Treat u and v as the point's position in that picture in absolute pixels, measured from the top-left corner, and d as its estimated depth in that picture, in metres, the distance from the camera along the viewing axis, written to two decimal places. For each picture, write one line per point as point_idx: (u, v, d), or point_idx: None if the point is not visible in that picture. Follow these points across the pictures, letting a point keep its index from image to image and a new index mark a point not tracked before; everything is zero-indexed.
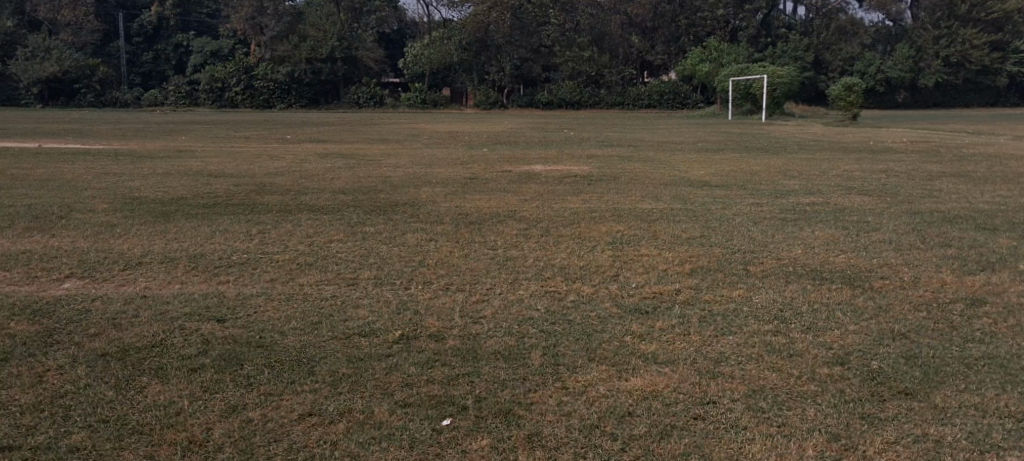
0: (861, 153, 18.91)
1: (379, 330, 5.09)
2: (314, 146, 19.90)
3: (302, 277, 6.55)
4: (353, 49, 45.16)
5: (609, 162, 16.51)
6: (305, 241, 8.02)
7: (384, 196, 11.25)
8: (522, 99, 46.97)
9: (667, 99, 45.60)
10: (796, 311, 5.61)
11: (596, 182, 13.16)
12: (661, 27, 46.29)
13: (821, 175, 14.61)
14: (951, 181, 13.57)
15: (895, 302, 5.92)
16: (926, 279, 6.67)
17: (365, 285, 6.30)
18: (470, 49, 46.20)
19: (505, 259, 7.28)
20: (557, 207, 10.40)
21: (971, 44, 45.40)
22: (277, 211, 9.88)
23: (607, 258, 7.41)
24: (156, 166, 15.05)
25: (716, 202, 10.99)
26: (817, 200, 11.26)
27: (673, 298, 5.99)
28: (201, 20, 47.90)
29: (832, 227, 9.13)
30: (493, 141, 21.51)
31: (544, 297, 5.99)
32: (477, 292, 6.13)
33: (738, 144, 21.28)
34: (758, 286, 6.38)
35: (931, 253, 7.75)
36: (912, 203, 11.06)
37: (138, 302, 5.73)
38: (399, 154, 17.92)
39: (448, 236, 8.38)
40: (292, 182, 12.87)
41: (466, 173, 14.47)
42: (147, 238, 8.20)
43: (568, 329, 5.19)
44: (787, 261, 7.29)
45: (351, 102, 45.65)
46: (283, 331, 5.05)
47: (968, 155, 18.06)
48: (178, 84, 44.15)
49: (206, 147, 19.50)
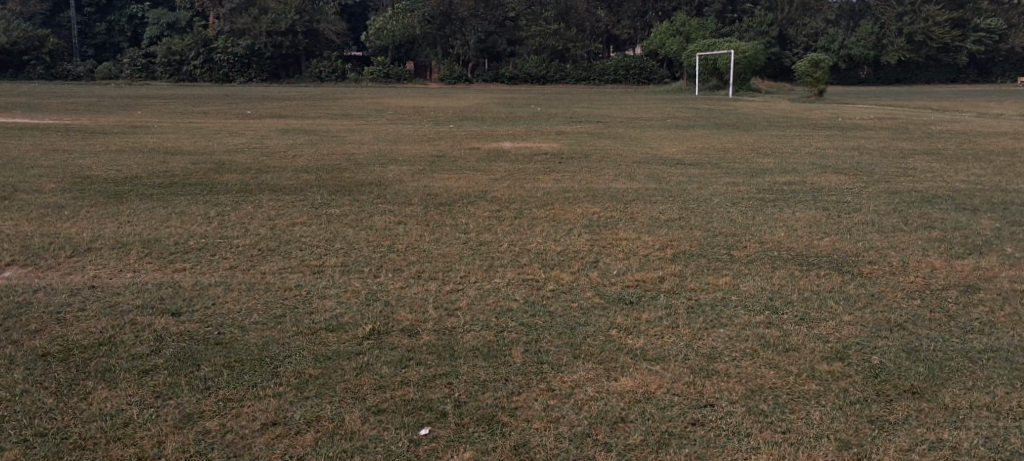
0: (831, 129, 18.77)
1: (347, 324, 4.75)
2: (276, 122, 19.35)
3: (264, 265, 6.16)
4: (314, 22, 44.30)
5: (578, 139, 16.18)
6: (267, 224, 7.62)
7: (349, 175, 10.84)
8: (487, 74, 46.10)
9: (633, 73, 45.44)
10: (786, 300, 5.36)
11: (567, 160, 12.83)
12: (627, 2, 46.47)
13: (793, 152, 14.40)
14: (924, 160, 13.42)
15: (888, 289, 5.69)
16: (915, 263, 6.45)
17: (332, 273, 5.93)
18: (434, 21, 45.06)
19: (479, 244, 6.94)
20: (529, 187, 10.07)
21: (933, 22, 45.71)
22: (236, 192, 9.44)
23: (585, 242, 7.10)
24: (108, 143, 14.44)
25: (691, 182, 10.73)
26: (793, 180, 11.04)
27: (657, 286, 5.70)
28: None
29: (812, 208, 8.91)
30: (460, 117, 21.13)
31: (522, 286, 5.67)
32: (451, 281, 5.80)
33: (707, 120, 21.06)
34: (743, 272, 6.12)
35: (916, 235, 7.54)
36: (889, 182, 10.90)
37: (84, 294, 5.32)
38: (363, 131, 17.44)
39: (418, 219, 8.02)
40: (253, 160, 12.39)
41: (433, 150, 14.09)
42: (96, 221, 7.74)
43: (550, 322, 4.89)
44: (771, 245, 7.04)
45: (312, 76, 44.81)
46: (242, 326, 4.69)
47: (936, 133, 17.96)
48: (133, 57, 43.01)
49: (163, 122, 18.88)
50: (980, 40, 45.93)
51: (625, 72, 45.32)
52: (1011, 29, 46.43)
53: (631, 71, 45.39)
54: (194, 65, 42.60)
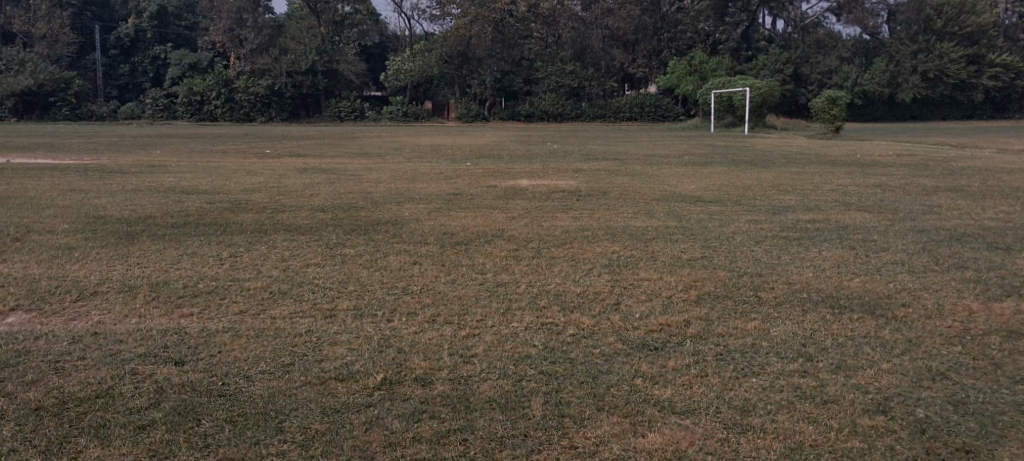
0: (850, 166, 18.47)
1: (357, 373, 4.53)
2: (293, 160, 19.29)
3: (274, 309, 5.94)
4: (334, 63, 44.61)
5: (596, 176, 15.95)
6: (280, 266, 7.43)
7: (366, 214, 10.68)
8: (504, 112, 46.47)
9: (648, 111, 45.36)
10: (821, 347, 5.09)
11: (585, 198, 12.66)
12: (643, 42, 45.75)
13: (814, 189, 14.13)
14: (949, 197, 13.14)
15: (926, 334, 5.39)
16: (951, 306, 6.15)
17: (344, 318, 5.71)
18: (452, 61, 45.41)
19: (495, 286, 6.71)
20: (547, 224, 9.86)
21: (948, 58, 45.05)
22: (251, 232, 9.27)
23: (606, 283, 6.85)
24: (125, 183, 14.33)
25: (711, 219, 10.47)
26: (816, 217, 10.78)
27: (682, 331, 5.43)
28: (179, 32, 46.96)
29: (838, 247, 8.63)
30: (477, 155, 21.02)
31: (541, 331, 5.42)
32: (468, 325, 5.56)
33: (725, 157, 20.82)
34: (772, 316, 5.84)
35: (948, 276, 7.24)
36: (915, 220, 10.61)
37: (87, 340, 5.12)
38: (381, 169, 17.30)
39: (434, 259, 7.81)
40: (269, 199, 12.27)
41: (450, 188, 13.91)
42: (106, 263, 7.58)
43: (571, 370, 4.64)
44: (799, 287, 6.77)
45: (332, 115, 45.15)
46: (248, 376, 4.48)
47: (958, 169, 17.62)
48: (155, 98, 43.41)
49: (182, 161, 18.85)
50: (996, 76, 45.62)
51: (640, 109, 45.12)
52: None
53: (647, 109, 45.23)
54: (215, 105, 42.95)
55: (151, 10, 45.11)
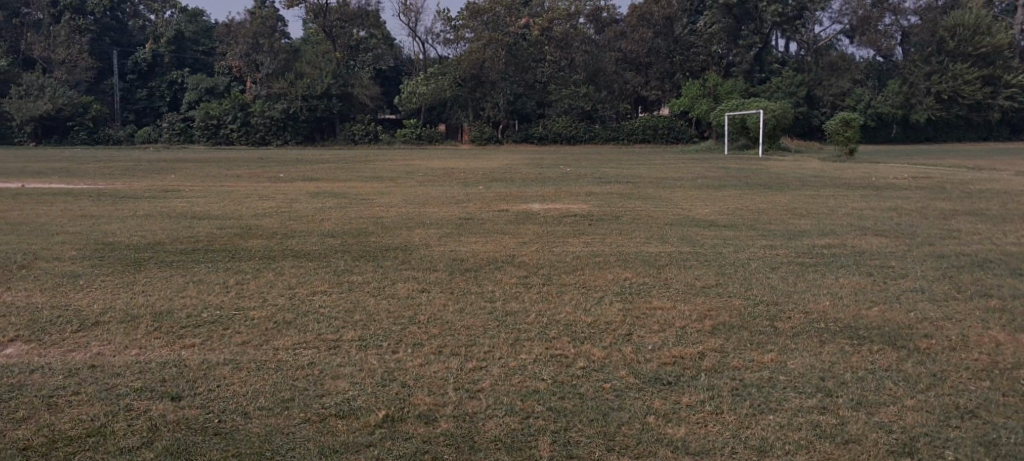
0: (866, 189, 18.25)
1: (358, 408, 4.41)
2: (305, 184, 19.23)
3: (276, 340, 5.80)
4: (349, 86, 44.81)
5: (609, 200, 15.79)
6: (285, 294, 7.29)
7: (376, 240, 10.55)
8: (517, 134, 46.46)
9: (661, 134, 45.28)
10: (841, 381, 4.92)
11: (597, 222, 12.51)
12: (655, 63, 46.14)
13: (830, 213, 13.94)
14: (968, 220, 12.93)
15: (951, 368, 5.20)
16: (976, 338, 5.95)
17: (348, 349, 5.55)
18: (466, 84, 45.56)
19: (504, 315, 6.55)
20: (557, 250, 9.71)
21: (962, 80, 44.85)
22: (258, 258, 9.13)
23: (618, 312, 6.66)
24: (137, 208, 14.27)
25: (725, 245, 10.28)
26: (832, 242, 10.58)
27: (696, 364, 5.25)
28: (196, 57, 47.11)
29: (856, 273, 8.44)
30: (490, 178, 20.91)
31: (550, 363, 5.26)
32: (475, 357, 5.39)
33: (739, 180, 20.64)
34: (790, 348, 5.65)
35: (972, 304, 7.05)
36: (935, 245, 10.41)
37: (84, 374, 5.00)
38: (393, 193, 17.22)
39: (442, 287, 7.66)
40: (279, 224, 12.16)
41: (461, 213, 13.80)
42: (109, 290, 7.47)
43: (580, 406, 4.47)
44: (817, 316, 6.56)
45: (346, 139, 45.28)
46: (246, 412, 4.37)
47: (976, 192, 17.37)
48: (172, 122, 43.57)
49: (194, 186, 18.79)
50: (1012, 97, 45.31)
51: (653, 131, 45.08)
52: None
53: (660, 131, 45.15)
54: (231, 129, 43.11)
55: (168, 35, 45.44)
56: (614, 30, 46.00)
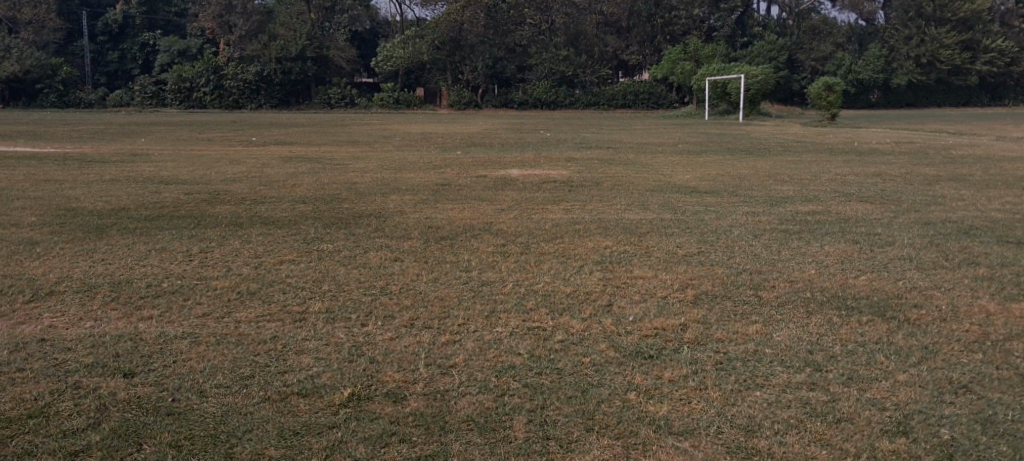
0: (849, 155, 18.08)
1: (322, 386, 4.19)
2: (278, 149, 18.85)
3: (239, 312, 5.53)
4: (324, 49, 44.02)
5: (589, 166, 15.51)
6: (251, 263, 7.00)
7: (348, 206, 10.26)
8: (496, 99, 45.68)
9: (641, 99, 45.01)
10: (829, 354, 4.72)
11: (577, 188, 12.26)
12: (637, 27, 45.73)
13: (813, 179, 13.76)
14: (952, 186, 12.79)
15: (941, 340, 5.03)
16: (966, 308, 5.77)
17: (315, 322, 5.29)
18: (444, 48, 44.81)
19: (480, 285, 6.30)
20: (536, 217, 9.45)
21: (942, 44, 44.78)
22: (225, 226, 8.82)
23: (597, 282, 6.43)
24: (104, 173, 13.89)
25: (708, 212, 10.07)
26: (816, 209, 10.39)
27: (679, 336, 5.02)
28: (167, 19, 46.48)
29: (841, 240, 8.26)
30: (468, 143, 20.58)
31: (527, 337, 5.04)
32: (448, 331, 5.15)
33: (720, 145, 20.42)
34: (775, 319, 5.44)
35: (961, 273, 6.88)
36: (920, 211, 10.24)
37: (30, 348, 4.71)
38: (368, 158, 16.85)
39: (415, 255, 7.40)
40: (249, 190, 11.83)
41: (438, 178, 13.51)
42: (68, 259, 7.15)
43: (558, 382, 4.24)
44: (802, 285, 6.37)
45: (321, 102, 44.62)
46: (202, 391, 4.13)
47: (959, 158, 17.23)
48: (143, 85, 42.65)
49: (165, 150, 18.36)
50: (991, 62, 45.33)
51: (633, 97, 44.82)
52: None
53: (640, 97, 44.89)
54: (204, 92, 42.30)
55: None
56: None
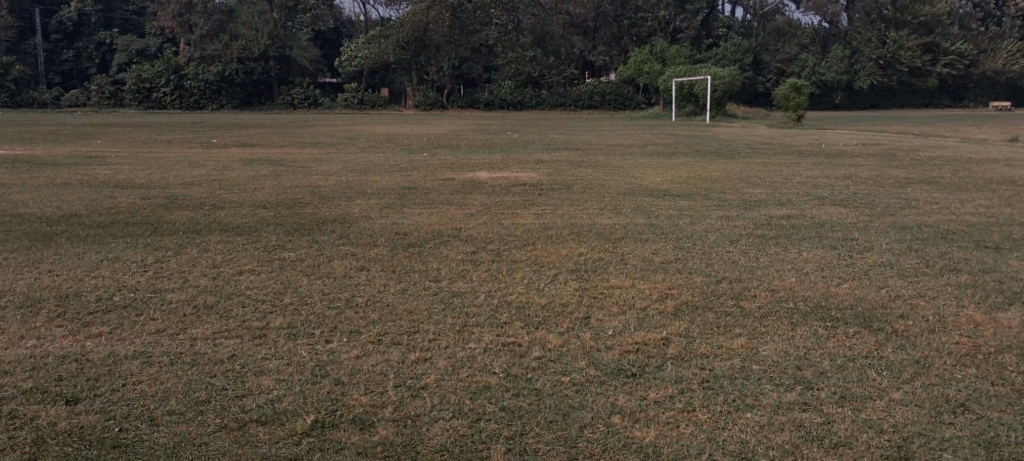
0: (817, 157, 18.03)
1: (283, 413, 3.90)
2: (240, 151, 18.42)
3: (196, 327, 5.19)
4: (287, 49, 43.39)
5: (558, 168, 15.25)
6: (209, 274, 6.66)
7: (312, 211, 9.91)
8: (462, 100, 45.48)
9: (608, 100, 44.88)
10: (819, 371, 4.51)
11: (547, 192, 12.01)
12: (603, 27, 46.10)
13: (784, 182, 13.65)
14: (923, 189, 12.72)
15: (932, 353, 4.85)
16: (953, 318, 5.59)
17: (276, 338, 4.99)
18: (409, 48, 44.34)
19: (450, 297, 6.02)
20: (507, 223, 9.19)
21: (902, 46, 45.22)
22: (182, 233, 8.45)
23: (573, 293, 6.18)
24: (57, 176, 13.39)
25: (681, 216, 9.88)
26: (790, 213, 10.23)
27: (661, 352, 4.78)
28: (125, 18, 45.60)
29: (819, 246, 8.09)
30: (435, 145, 20.27)
31: (502, 353, 4.77)
32: (418, 347, 4.86)
33: (689, 147, 20.30)
34: (759, 332, 5.22)
35: (944, 280, 6.72)
36: (894, 215, 10.11)
37: None
38: (332, 160, 16.47)
39: (382, 264, 7.09)
40: (209, 194, 11.45)
41: (405, 181, 13.19)
42: (12, 270, 6.74)
43: (537, 405, 4.01)
44: (784, 294, 6.17)
45: (284, 103, 44.00)
46: (152, 419, 3.84)
47: (927, 160, 17.23)
48: (101, 85, 41.71)
49: (122, 152, 17.85)
50: (951, 64, 45.58)
51: (600, 97, 44.61)
52: (982, 54, 46.54)
53: (607, 97, 44.66)
54: (165, 92, 41.50)
55: None
56: None
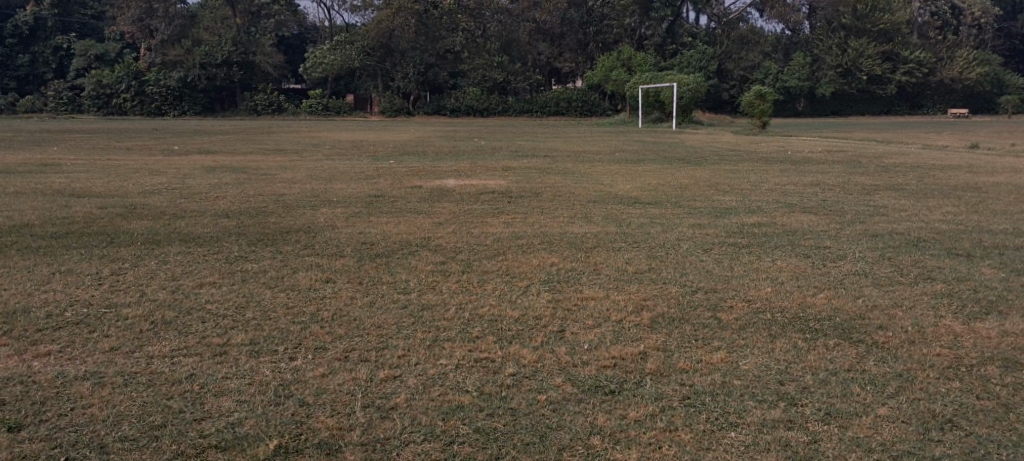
0: (784, 163, 18.08)
1: (245, 437, 3.78)
2: (202, 158, 18.02)
3: (152, 345, 4.95)
4: (250, 54, 42.92)
5: (527, 175, 15.14)
6: (167, 287, 6.41)
7: (276, 220, 9.66)
8: (428, 106, 45.41)
9: (574, 106, 44.89)
10: (801, 385, 4.39)
11: (516, 200, 11.83)
12: (568, 34, 46.21)
13: (753, 189, 13.61)
14: (890, 196, 12.72)
15: (915, 365, 4.74)
16: (932, 329, 5.50)
17: (237, 356, 4.76)
18: (374, 54, 44.07)
19: (420, 310, 5.82)
20: (477, 232, 9.00)
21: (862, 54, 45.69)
22: (141, 244, 8.16)
23: (546, 304, 6.00)
24: (10, 184, 12.94)
25: (653, 224, 9.76)
26: (761, 220, 10.17)
27: (639, 367, 4.63)
28: (83, 22, 44.69)
29: (792, 255, 8.00)
30: (401, 152, 20.00)
31: (475, 370, 4.60)
32: (387, 364, 4.68)
33: (657, 154, 20.24)
34: (739, 344, 5.09)
35: (919, 289, 6.65)
36: (864, 222, 10.07)
37: None
38: (297, 168, 16.18)
39: (350, 275, 6.88)
40: (169, 203, 11.13)
41: (371, 189, 12.96)
42: None
43: (513, 427, 3.92)
44: (761, 305, 6.06)
45: (248, 109, 43.43)
46: (103, 446, 3.69)
47: (891, 166, 17.31)
48: (58, 90, 40.94)
49: (78, 159, 17.35)
50: (909, 73, 46.05)
51: (566, 104, 44.73)
52: (940, 62, 47.06)
53: (573, 104, 44.79)
54: (125, 98, 40.70)
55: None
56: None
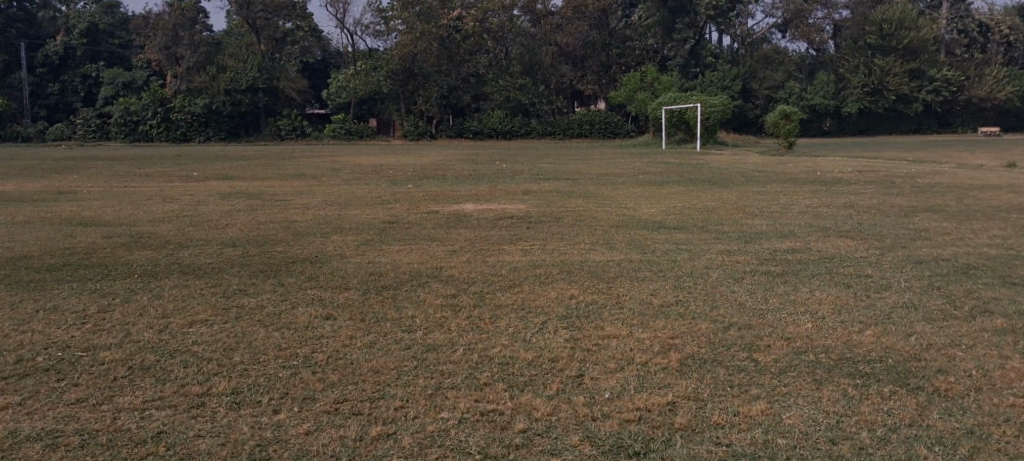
0: (814, 184, 17.43)
1: None
2: (220, 184, 17.63)
3: (123, 395, 4.45)
4: (274, 80, 42.74)
5: (548, 199, 14.59)
6: (155, 326, 5.89)
7: (282, 249, 9.17)
8: (451, 129, 45.04)
9: (598, 128, 44.36)
10: (857, 446, 3.89)
11: (536, 226, 11.26)
12: (591, 57, 45.93)
13: (784, 212, 12.92)
14: (931, 219, 12.02)
15: (986, 418, 4.16)
16: (999, 372, 4.87)
17: (215, 409, 4.25)
18: (398, 77, 43.59)
19: (424, 351, 5.26)
20: (492, 261, 8.46)
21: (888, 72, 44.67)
22: (136, 276, 7.69)
23: (563, 344, 5.43)
24: (17, 214, 12.56)
25: (680, 251, 9.17)
26: (795, 246, 9.55)
27: (668, 421, 4.12)
28: (111, 50, 44.92)
29: (832, 285, 7.35)
30: (421, 176, 19.42)
31: (480, 425, 4.07)
32: (381, 418, 4.15)
33: (682, 175, 19.56)
34: (781, 392, 4.50)
35: (978, 325, 5.99)
36: (906, 247, 9.42)
37: None
38: (313, 193, 15.76)
39: (352, 312, 6.33)
40: (176, 231, 10.71)
41: (386, 215, 12.44)
42: None
43: None
44: (802, 344, 5.43)
45: (272, 134, 43.17)
46: None
47: (927, 187, 16.58)
48: (86, 118, 41.18)
49: (95, 187, 17.05)
50: (937, 90, 44.98)
51: (589, 126, 44.16)
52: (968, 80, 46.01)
53: (596, 125, 44.22)
54: (151, 125, 40.66)
55: (82, 27, 43.10)
56: (550, 22, 45.30)
